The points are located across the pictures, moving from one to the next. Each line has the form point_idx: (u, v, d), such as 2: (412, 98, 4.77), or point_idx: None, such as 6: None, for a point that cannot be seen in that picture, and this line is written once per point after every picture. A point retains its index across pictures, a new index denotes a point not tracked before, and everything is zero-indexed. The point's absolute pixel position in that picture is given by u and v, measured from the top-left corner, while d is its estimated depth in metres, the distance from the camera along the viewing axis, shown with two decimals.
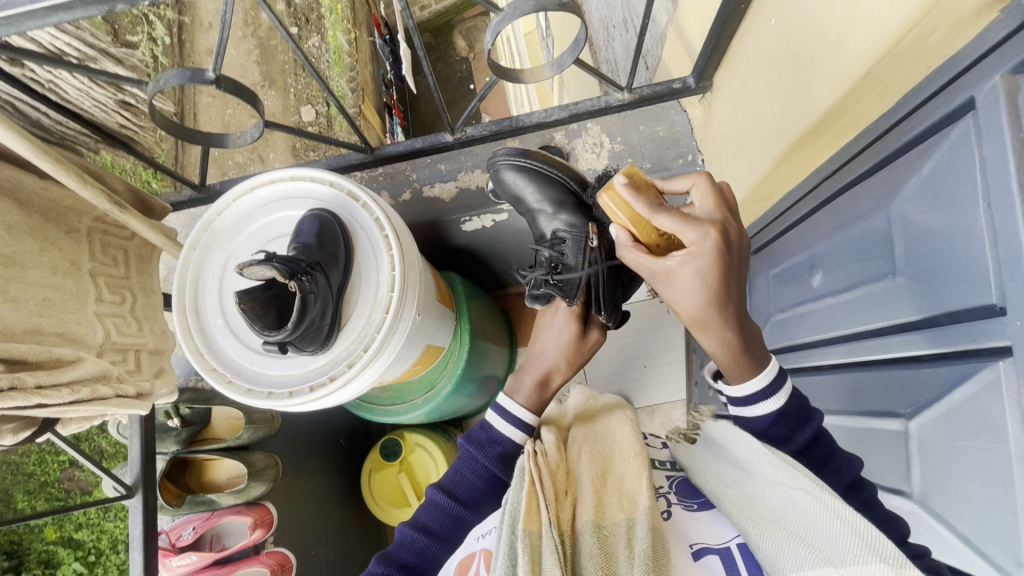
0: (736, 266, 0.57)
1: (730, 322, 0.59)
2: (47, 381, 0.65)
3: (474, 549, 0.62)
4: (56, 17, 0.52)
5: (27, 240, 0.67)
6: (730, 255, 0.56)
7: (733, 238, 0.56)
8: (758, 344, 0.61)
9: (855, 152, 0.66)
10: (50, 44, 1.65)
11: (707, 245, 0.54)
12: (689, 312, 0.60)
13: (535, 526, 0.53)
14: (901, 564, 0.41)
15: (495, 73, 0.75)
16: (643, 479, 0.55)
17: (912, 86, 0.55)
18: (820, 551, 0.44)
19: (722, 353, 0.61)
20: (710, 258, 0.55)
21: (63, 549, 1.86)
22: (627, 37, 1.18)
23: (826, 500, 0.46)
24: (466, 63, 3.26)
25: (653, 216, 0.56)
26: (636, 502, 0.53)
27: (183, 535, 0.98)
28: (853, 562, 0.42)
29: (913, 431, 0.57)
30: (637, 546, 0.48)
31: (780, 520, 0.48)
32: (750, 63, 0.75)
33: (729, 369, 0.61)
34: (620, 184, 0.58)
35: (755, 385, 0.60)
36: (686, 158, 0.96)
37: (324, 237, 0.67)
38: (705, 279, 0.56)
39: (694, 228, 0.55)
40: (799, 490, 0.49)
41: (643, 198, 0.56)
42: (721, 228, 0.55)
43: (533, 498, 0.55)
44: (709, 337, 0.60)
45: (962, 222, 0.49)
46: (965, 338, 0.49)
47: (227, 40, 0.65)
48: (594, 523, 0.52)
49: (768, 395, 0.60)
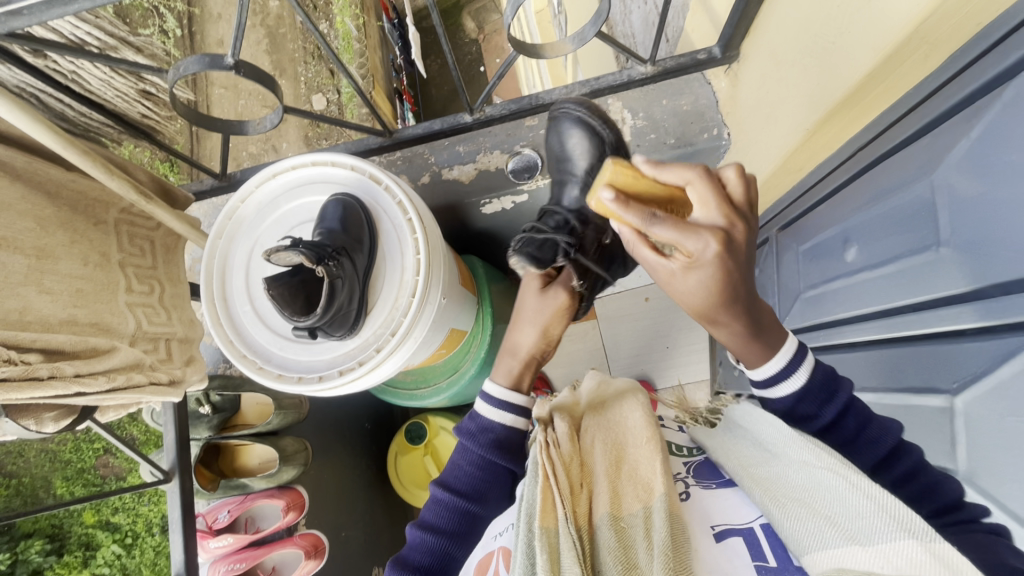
0: (747, 266, 0.54)
1: (742, 320, 0.59)
2: (85, 370, 0.65)
3: (493, 547, 0.63)
4: (77, 4, 0.52)
5: (58, 232, 0.68)
6: (738, 259, 0.53)
7: (738, 239, 0.53)
8: (772, 329, 0.62)
9: (896, 119, 0.63)
10: (71, 33, 1.67)
11: (708, 256, 0.52)
12: (702, 316, 0.59)
13: (552, 523, 0.52)
14: (931, 539, 0.39)
15: (515, 49, 0.73)
16: (656, 463, 0.53)
17: (961, 46, 0.52)
18: (846, 530, 0.43)
19: (735, 342, 0.62)
20: (713, 268, 0.52)
21: (102, 532, 1.94)
22: (647, 9, 1.14)
23: (853, 479, 0.45)
24: (477, 46, 3.21)
25: (648, 228, 0.51)
26: (652, 489, 0.51)
27: (219, 518, 1.01)
28: (882, 539, 0.41)
29: (959, 408, 0.55)
30: (656, 536, 0.47)
31: (804, 500, 0.48)
32: (781, 29, 0.72)
33: (747, 356, 0.63)
34: (608, 200, 0.52)
35: (770, 369, 0.62)
36: (711, 132, 0.92)
37: (349, 221, 0.67)
38: (709, 289, 0.55)
39: (691, 239, 0.51)
40: (823, 470, 0.48)
41: (634, 210, 0.51)
42: (722, 232, 0.52)
43: (548, 493, 0.55)
44: (723, 332, 0.62)
45: (1018, 188, 0.46)
46: (1019, 310, 0.47)
47: (244, 24, 0.64)
48: (610, 515, 0.51)
49: (788, 375, 0.62)
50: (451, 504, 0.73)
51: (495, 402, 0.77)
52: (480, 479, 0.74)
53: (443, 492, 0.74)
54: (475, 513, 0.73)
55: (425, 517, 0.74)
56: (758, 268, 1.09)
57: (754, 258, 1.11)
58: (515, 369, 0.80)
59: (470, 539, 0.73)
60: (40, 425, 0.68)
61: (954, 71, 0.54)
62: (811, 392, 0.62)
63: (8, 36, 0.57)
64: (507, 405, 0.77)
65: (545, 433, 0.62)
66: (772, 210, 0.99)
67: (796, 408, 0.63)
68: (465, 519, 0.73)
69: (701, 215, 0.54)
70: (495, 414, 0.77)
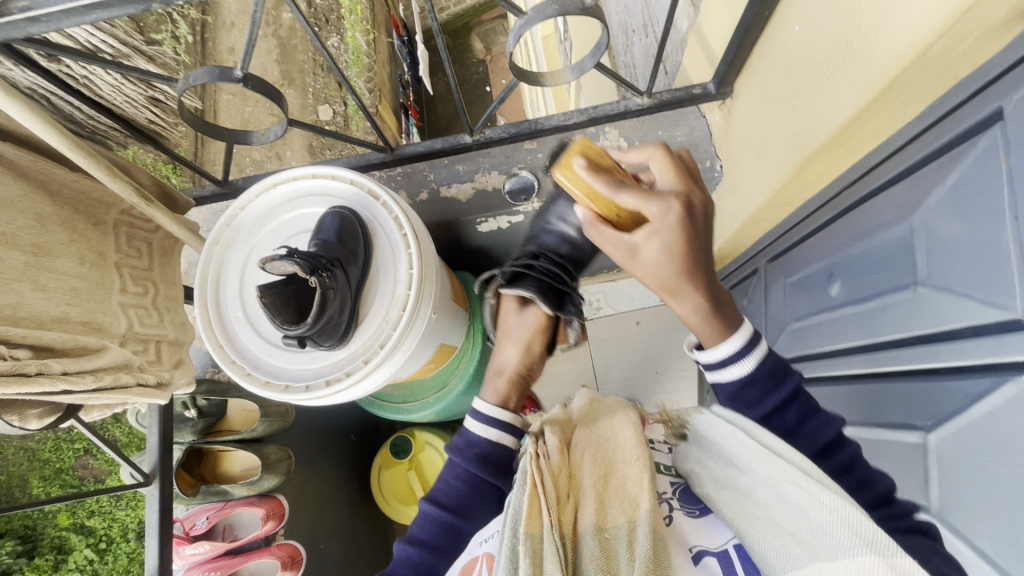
0: (702, 236, 0.57)
1: (699, 286, 0.60)
2: (73, 368, 0.66)
3: (478, 553, 0.63)
4: (95, 14, 0.54)
5: (57, 230, 0.69)
6: (694, 224, 0.56)
7: (698, 206, 0.57)
8: (727, 307, 0.63)
9: (876, 163, 0.65)
10: (88, 41, 1.76)
11: (672, 217, 0.55)
12: (664, 287, 0.60)
13: (536, 529, 0.53)
14: (893, 555, 0.40)
15: (516, 75, 0.74)
16: (645, 481, 0.54)
17: (939, 96, 0.55)
18: (811, 546, 0.44)
19: (695, 316, 0.62)
20: (672, 232, 0.56)
21: (75, 535, 1.91)
22: (647, 41, 1.18)
23: (816, 494, 0.46)
24: (484, 66, 3.30)
25: (614, 194, 0.57)
26: (638, 504, 0.52)
27: (197, 524, 0.97)
28: (845, 555, 0.42)
29: (932, 444, 0.56)
30: (638, 549, 0.48)
31: (772, 517, 0.49)
32: (773, 70, 0.75)
33: (702, 332, 0.63)
34: (580, 166, 0.60)
35: (730, 347, 0.61)
36: (703, 164, 0.98)
37: (344, 234, 0.68)
38: (668, 257, 0.57)
39: (657, 202, 0.55)
40: (788, 485, 0.48)
41: (602, 178, 0.58)
42: (684, 197, 0.56)
43: (535, 502, 0.55)
44: (678, 305, 0.62)
45: (986, 234, 0.49)
46: (990, 352, 0.49)
47: (254, 41, 0.66)
48: (595, 526, 0.52)
49: (739, 356, 0.61)
50: (435, 519, 0.72)
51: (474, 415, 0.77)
52: (470, 487, 0.73)
53: (429, 505, 0.73)
54: (459, 527, 0.72)
55: (410, 531, 0.74)
56: (746, 298, 1.11)
57: (744, 288, 1.13)
58: (502, 388, 0.80)
59: (452, 553, 0.73)
60: (25, 422, 0.68)
61: (930, 122, 0.56)
62: (757, 379, 0.62)
63: (25, 40, 0.58)
64: (488, 419, 0.76)
65: (536, 445, 0.61)
66: (761, 242, 1.01)
67: (741, 392, 0.62)
68: (451, 535, 0.72)
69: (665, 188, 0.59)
70: (479, 428, 0.75)
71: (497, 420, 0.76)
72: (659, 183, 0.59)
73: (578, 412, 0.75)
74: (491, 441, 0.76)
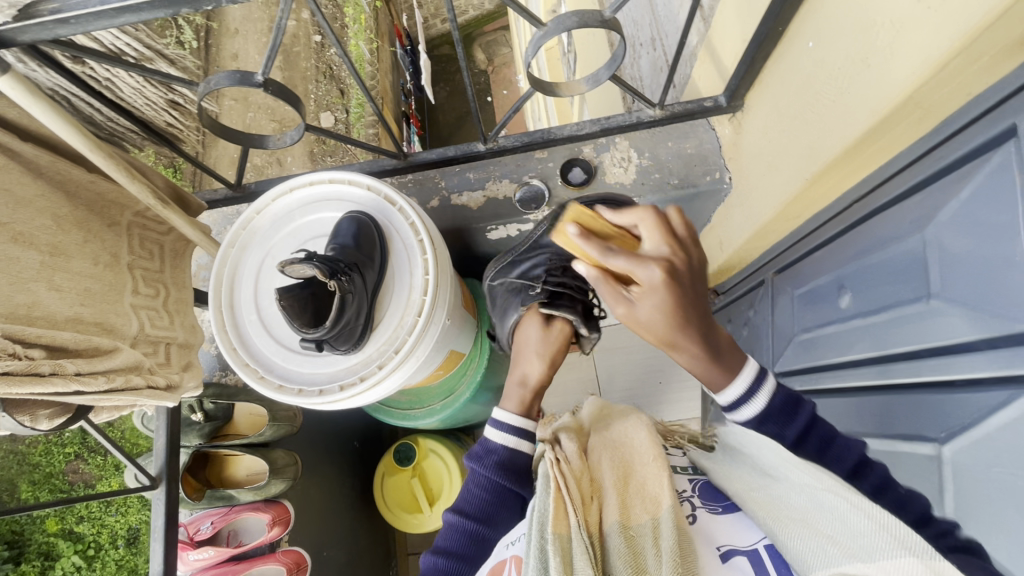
0: (700, 295, 0.60)
1: (700, 342, 0.61)
2: (86, 369, 0.65)
3: (506, 555, 0.62)
4: (124, 18, 0.54)
5: (73, 231, 0.69)
6: (683, 286, 0.58)
7: (680, 267, 0.58)
8: (730, 351, 0.63)
9: (888, 176, 0.66)
10: (112, 43, 1.79)
11: (659, 282, 0.57)
12: (660, 341, 0.61)
13: (564, 529, 0.52)
14: (931, 557, 0.40)
15: (532, 85, 0.75)
16: (665, 479, 0.55)
17: (952, 112, 0.56)
18: (848, 547, 0.44)
19: (698, 367, 0.63)
20: (664, 292, 0.57)
21: (64, 541, 1.89)
22: (654, 55, 1.19)
23: (853, 499, 0.46)
24: (485, 77, 3.33)
25: (605, 259, 0.57)
26: (659, 501, 0.53)
27: (201, 529, 0.96)
28: (883, 557, 0.41)
29: (947, 456, 0.56)
30: (665, 544, 0.48)
31: (805, 521, 0.49)
32: (785, 84, 0.76)
33: (709, 381, 0.64)
34: (573, 234, 0.59)
35: (735, 391, 0.63)
36: (713, 176, 0.97)
37: (362, 238, 0.69)
38: (667, 315, 0.58)
39: (642, 268, 0.57)
40: (825, 492, 0.48)
41: (594, 243, 0.57)
42: (668, 262, 0.58)
43: (560, 503, 0.55)
44: (682, 356, 0.63)
45: (1000, 249, 0.49)
46: (1005, 365, 0.49)
47: (276, 47, 0.66)
48: (620, 524, 0.52)
49: (751, 399, 0.63)
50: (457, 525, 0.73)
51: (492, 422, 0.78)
52: (493, 495, 0.73)
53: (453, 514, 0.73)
54: (483, 536, 0.72)
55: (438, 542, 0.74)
56: (752, 309, 1.12)
57: (750, 299, 1.14)
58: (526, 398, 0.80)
59: (477, 560, 0.72)
60: (35, 422, 0.68)
61: (943, 137, 0.57)
62: (772, 414, 0.63)
63: (51, 42, 0.59)
64: (503, 425, 0.76)
65: (554, 450, 0.62)
66: (767, 255, 1.02)
67: (759, 429, 0.63)
68: (478, 544, 0.72)
69: (649, 248, 0.60)
70: (499, 436, 0.76)
71: (512, 426, 0.76)
72: (646, 245, 0.60)
73: (588, 420, 0.75)
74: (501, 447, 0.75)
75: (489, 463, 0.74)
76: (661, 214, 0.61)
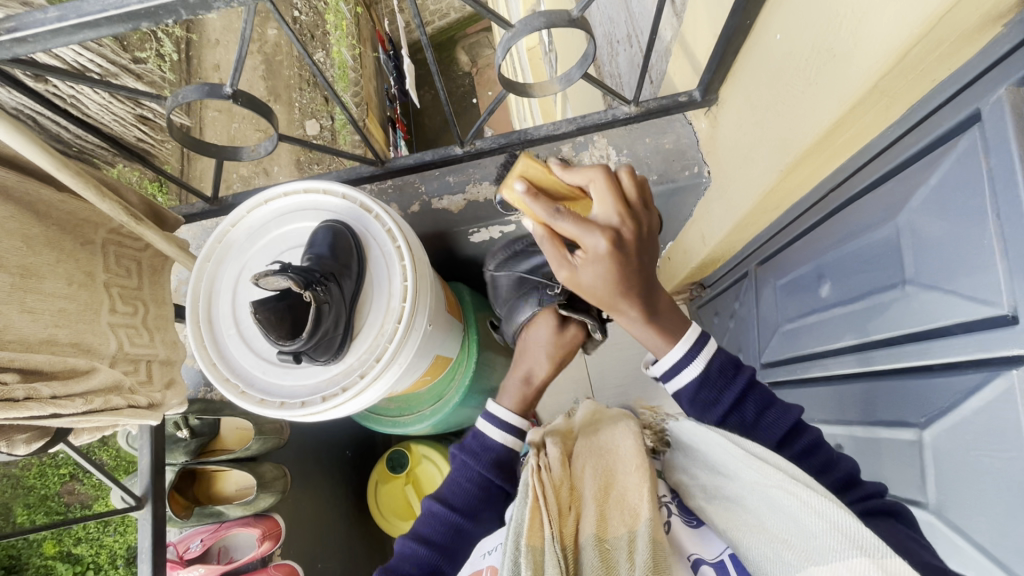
0: (642, 259, 0.58)
1: (639, 305, 0.61)
2: (63, 392, 0.64)
3: (481, 565, 0.62)
4: (82, 35, 0.54)
5: (44, 251, 0.68)
6: (627, 255, 0.57)
7: (628, 238, 0.56)
8: (669, 313, 0.65)
9: (861, 164, 0.67)
10: (77, 61, 1.76)
11: (603, 251, 0.55)
12: (601, 302, 0.61)
13: (538, 541, 0.52)
14: (882, 555, 0.40)
15: (505, 87, 0.75)
16: (645, 490, 0.55)
17: (918, 98, 0.56)
18: (801, 552, 0.45)
19: (635, 326, 0.64)
20: (607, 263, 0.56)
21: (61, 564, 1.86)
22: (632, 51, 1.19)
23: (804, 497, 0.46)
24: (470, 78, 3.32)
25: (552, 221, 0.55)
26: (638, 514, 0.53)
27: (190, 547, 0.95)
28: (837, 558, 0.42)
29: (928, 441, 0.57)
30: (638, 558, 0.49)
31: (761, 525, 0.50)
32: (756, 76, 0.76)
33: (648, 340, 0.66)
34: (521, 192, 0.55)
35: (677, 354, 0.65)
36: (691, 170, 0.98)
37: (338, 248, 0.68)
38: (607, 279, 0.58)
39: (589, 235, 0.55)
40: (775, 490, 0.49)
41: (541, 202, 0.55)
42: (616, 230, 0.56)
43: (537, 514, 0.55)
44: (620, 316, 0.64)
45: (970, 233, 0.50)
46: (977, 348, 0.50)
47: (242, 59, 0.65)
48: (595, 537, 0.52)
49: (691, 361, 0.65)
50: (440, 523, 0.72)
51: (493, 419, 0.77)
52: (479, 489, 0.73)
53: (438, 515, 0.73)
54: (464, 535, 0.72)
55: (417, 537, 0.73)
56: (738, 301, 1.12)
57: (735, 291, 1.14)
58: (525, 397, 0.81)
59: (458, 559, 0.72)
60: (12, 448, 0.67)
61: (911, 125, 0.58)
62: (709, 378, 0.65)
63: (10, 61, 0.58)
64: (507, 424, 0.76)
65: (537, 457, 0.62)
66: (750, 246, 1.02)
67: (697, 394, 0.65)
68: (461, 544, 0.72)
69: (600, 213, 0.57)
70: (497, 434, 0.76)
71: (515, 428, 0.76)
72: (597, 210, 0.57)
73: (580, 423, 0.74)
74: (491, 449, 0.75)
75: (477, 465, 0.74)
76: (613, 175, 0.57)
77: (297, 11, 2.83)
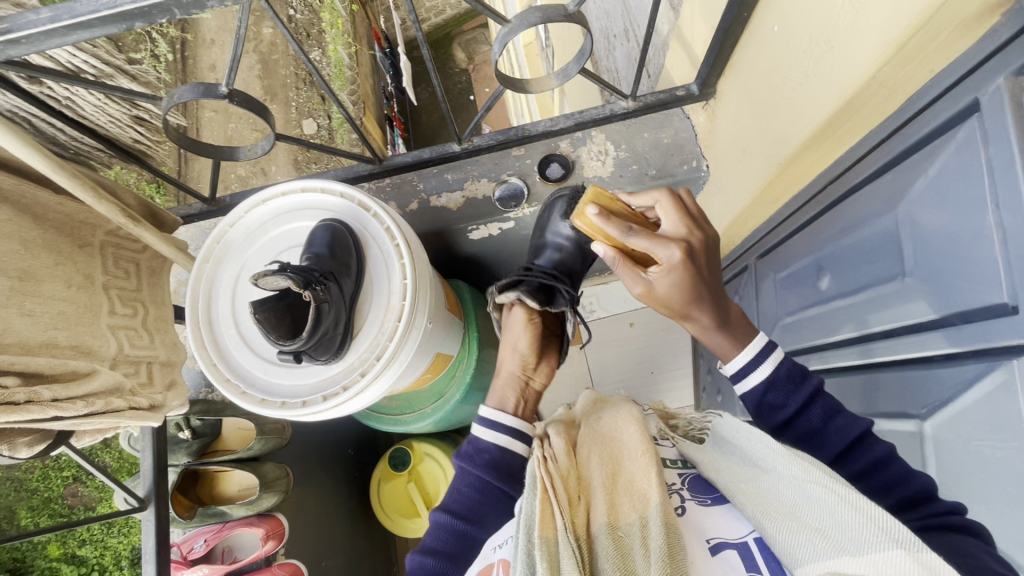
0: (709, 270, 0.61)
1: (711, 313, 0.63)
2: (64, 394, 0.66)
3: (492, 560, 0.62)
4: (77, 35, 0.53)
5: (43, 254, 0.67)
6: (699, 265, 0.60)
7: (697, 246, 0.60)
8: (741, 321, 0.66)
9: (859, 157, 0.67)
10: (70, 61, 1.77)
11: (676, 261, 0.58)
12: (675, 313, 0.64)
13: (551, 532, 0.52)
14: (918, 549, 0.41)
15: (502, 84, 0.75)
16: (653, 475, 0.54)
17: (917, 89, 0.56)
18: (836, 541, 0.45)
19: (710, 337, 0.66)
20: (681, 270, 0.59)
21: (67, 566, 1.87)
22: (629, 46, 1.19)
23: (842, 492, 0.47)
24: (467, 75, 3.31)
25: (625, 239, 0.59)
26: (648, 499, 0.52)
27: (194, 548, 0.96)
28: (872, 550, 0.43)
29: (929, 432, 0.57)
30: (653, 543, 0.48)
31: (795, 513, 0.49)
32: (754, 69, 0.76)
33: (722, 350, 0.67)
34: (591, 214, 0.60)
35: (746, 359, 0.65)
36: (690, 164, 0.97)
37: (336, 246, 0.68)
38: (682, 289, 0.60)
39: (661, 247, 0.59)
40: (811, 483, 0.49)
41: (613, 223, 0.59)
42: (685, 242, 0.60)
43: (547, 506, 0.55)
44: (693, 326, 0.65)
45: (970, 223, 0.49)
46: (978, 339, 0.49)
47: (238, 58, 0.65)
48: (608, 525, 0.52)
49: (758, 365, 0.65)
50: (442, 523, 0.72)
51: (484, 422, 0.76)
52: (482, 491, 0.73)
53: (442, 513, 0.72)
54: (465, 537, 0.71)
55: (424, 542, 0.73)
56: (738, 295, 1.12)
57: (734, 285, 1.14)
58: (500, 390, 0.79)
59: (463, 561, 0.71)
60: (14, 451, 0.67)
61: (909, 116, 0.58)
62: (778, 381, 0.65)
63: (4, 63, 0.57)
64: (496, 424, 0.75)
65: (543, 449, 0.62)
66: (749, 240, 1.02)
67: (765, 398, 0.65)
68: (462, 543, 0.71)
69: (668, 227, 0.62)
70: (490, 435, 0.75)
71: (505, 425, 0.75)
72: (665, 226, 0.62)
73: (581, 411, 0.75)
74: (492, 448, 0.75)
75: (477, 466, 0.73)
76: (676, 194, 0.64)
77: (293, 9, 2.82)
